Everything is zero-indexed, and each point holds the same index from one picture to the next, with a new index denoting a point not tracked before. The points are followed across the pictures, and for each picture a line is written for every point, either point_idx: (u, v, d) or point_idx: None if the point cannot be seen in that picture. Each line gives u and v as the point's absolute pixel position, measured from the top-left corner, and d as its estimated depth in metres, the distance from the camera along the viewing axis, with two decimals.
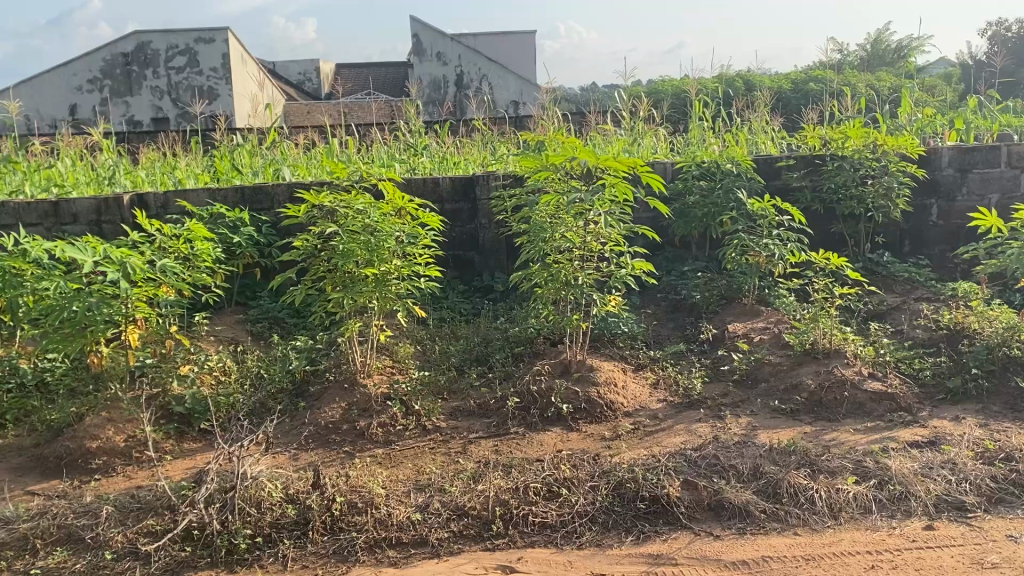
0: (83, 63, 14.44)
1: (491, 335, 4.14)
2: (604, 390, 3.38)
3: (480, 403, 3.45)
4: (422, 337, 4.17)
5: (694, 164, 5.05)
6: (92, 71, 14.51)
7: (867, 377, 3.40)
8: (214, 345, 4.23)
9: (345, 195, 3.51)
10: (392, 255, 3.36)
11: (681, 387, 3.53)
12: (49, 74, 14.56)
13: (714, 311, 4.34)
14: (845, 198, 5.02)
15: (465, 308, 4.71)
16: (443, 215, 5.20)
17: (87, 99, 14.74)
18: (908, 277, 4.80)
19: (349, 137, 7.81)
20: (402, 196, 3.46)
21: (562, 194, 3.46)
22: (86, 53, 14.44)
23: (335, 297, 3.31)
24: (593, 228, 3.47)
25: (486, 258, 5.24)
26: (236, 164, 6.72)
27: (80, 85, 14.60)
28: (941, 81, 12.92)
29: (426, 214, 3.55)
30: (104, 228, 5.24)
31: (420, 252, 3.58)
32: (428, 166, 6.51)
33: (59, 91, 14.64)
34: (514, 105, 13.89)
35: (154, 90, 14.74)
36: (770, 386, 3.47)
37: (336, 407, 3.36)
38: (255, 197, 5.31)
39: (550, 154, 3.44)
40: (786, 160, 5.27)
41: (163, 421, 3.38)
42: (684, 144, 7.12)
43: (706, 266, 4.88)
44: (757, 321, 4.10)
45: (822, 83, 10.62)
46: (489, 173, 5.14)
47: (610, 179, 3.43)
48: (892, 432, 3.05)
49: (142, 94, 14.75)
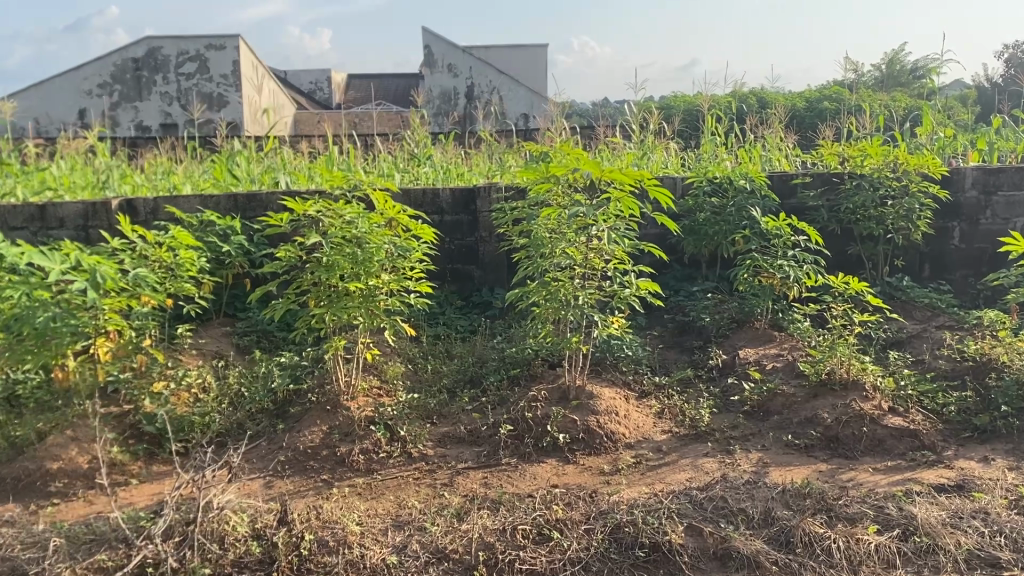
0: (94, 68, 14.34)
1: (487, 356, 3.93)
2: (605, 420, 3.15)
3: (471, 430, 3.23)
4: (415, 356, 3.96)
5: (705, 179, 4.85)
6: (102, 76, 14.44)
7: (888, 412, 3.17)
8: (197, 359, 4.03)
9: (332, 202, 3.30)
10: (381, 268, 3.14)
11: (687, 418, 3.30)
12: (59, 78, 14.49)
13: (724, 335, 4.11)
14: (862, 219, 4.81)
15: (462, 326, 4.51)
16: (442, 227, 4.99)
17: (97, 104, 14.68)
18: (928, 303, 4.56)
19: (351, 145, 7.62)
20: (394, 206, 3.24)
21: (563, 207, 3.24)
22: (96, 57, 14.37)
23: (317, 312, 3.09)
24: (596, 244, 3.25)
25: (486, 272, 5.03)
26: (234, 169, 6.52)
27: (90, 90, 14.51)
28: (957, 103, 12.66)
29: (419, 225, 3.33)
30: (91, 233, 5.03)
31: (412, 267, 3.36)
32: (431, 177, 6.32)
33: (69, 95, 14.58)
34: (523, 119, 13.71)
35: (164, 96, 14.64)
36: (782, 418, 3.24)
37: (316, 431, 3.14)
38: (249, 205, 5.11)
39: (552, 164, 3.22)
40: (801, 177, 5.05)
41: (132, 441, 3.16)
42: (695, 161, 6.90)
43: (716, 287, 4.65)
44: (769, 347, 3.88)
45: (835, 102, 10.40)
46: (491, 185, 4.92)
47: (616, 192, 3.21)
48: (915, 474, 2.82)
49: (152, 99, 14.65)
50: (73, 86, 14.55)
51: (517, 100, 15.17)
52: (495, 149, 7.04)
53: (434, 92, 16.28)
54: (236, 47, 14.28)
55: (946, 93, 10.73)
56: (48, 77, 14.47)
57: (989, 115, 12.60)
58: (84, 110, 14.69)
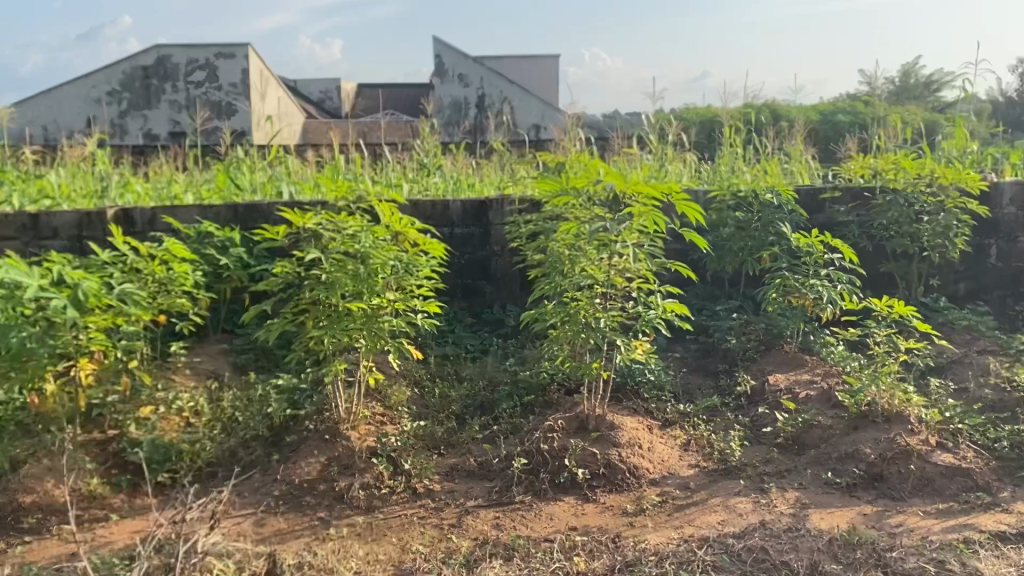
0: (103, 76, 14.29)
1: (499, 379, 3.67)
2: (627, 453, 2.90)
3: (481, 462, 2.97)
4: (422, 379, 3.72)
5: (729, 192, 4.61)
6: (111, 84, 14.33)
7: (936, 448, 2.90)
8: (191, 380, 3.79)
9: (334, 215, 3.07)
10: (386, 286, 2.90)
11: (716, 451, 3.04)
12: (69, 86, 14.38)
13: (752, 359, 3.85)
14: (896, 235, 4.55)
15: (472, 345, 4.27)
16: (453, 241, 4.75)
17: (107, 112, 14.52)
18: (968, 325, 4.29)
19: (358, 155, 7.39)
20: (402, 219, 2.99)
21: (583, 222, 2.99)
22: (107, 65, 14.27)
23: (314, 334, 2.84)
24: (618, 262, 3.00)
25: (498, 289, 4.78)
26: (237, 178, 6.28)
27: (99, 98, 14.41)
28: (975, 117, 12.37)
29: (428, 241, 3.09)
30: (86, 244, 4.79)
31: (419, 285, 3.10)
32: (440, 188, 6.09)
33: (79, 103, 14.47)
34: (538, 130, 13.52)
35: (172, 105, 14.41)
36: (820, 453, 2.97)
37: (313, 463, 2.90)
38: (250, 216, 4.89)
39: (572, 175, 2.97)
40: (830, 192, 4.78)
41: (115, 472, 2.92)
42: (715, 173, 6.63)
43: (741, 307, 4.40)
44: (801, 373, 3.61)
45: (854, 116, 10.11)
46: (504, 197, 4.69)
47: (640, 205, 2.95)
48: (972, 518, 2.55)
49: (161, 108, 14.43)
50: (83, 94, 14.42)
51: (527, 111, 14.93)
52: (506, 160, 6.78)
53: (445, 102, 16.12)
54: (246, 55, 14.07)
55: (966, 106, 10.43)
56: (58, 84, 14.37)
57: (1011, 129, 12.29)
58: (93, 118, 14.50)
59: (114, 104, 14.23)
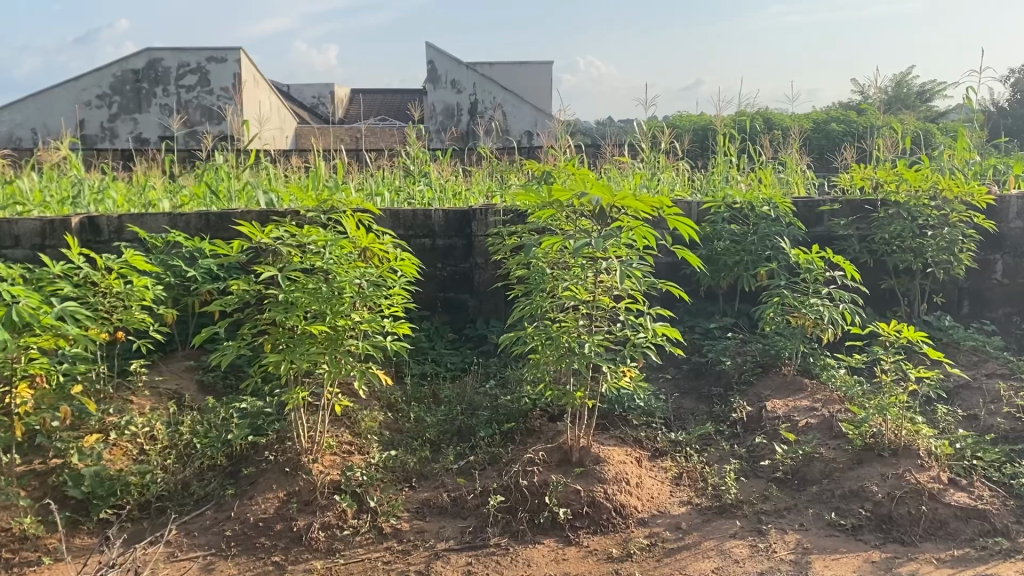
0: (93, 79, 13.93)
1: (478, 402, 3.43)
2: (613, 490, 2.66)
3: (455, 498, 2.73)
4: (396, 402, 3.48)
5: (724, 204, 4.39)
6: (101, 87, 14.01)
7: (948, 486, 2.67)
8: (150, 402, 3.54)
9: (297, 227, 2.83)
10: (351, 306, 2.65)
11: (710, 487, 2.81)
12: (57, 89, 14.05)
13: (748, 382, 3.61)
14: (898, 250, 4.33)
15: (452, 364, 4.04)
16: (434, 252, 4.52)
17: (95, 116, 14.24)
18: (975, 346, 4.06)
19: (341, 161, 7.14)
20: (370, 235, 2.76)
21: (567, 237, 2.75)
22: (95, 68, 13.96)
23: (271, 360, 2.59)
24: (605, 281, 2.75)
25: (480, 303, 4.55)
26: (213, 185, 6.03)
27: (88, 101, 14.10)
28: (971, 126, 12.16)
29: (400, 258, 2.86)
30: (48, 253, 4.52)
31: (389, 305, 2.87)
32: (424, 197, 5.85)
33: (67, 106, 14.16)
34: (528, 136, 13.28)
35: (163, 108, 14.18)
36: (822, 490, 2.74)
37: (271, 499, 2.66)
38: (222, 225, 4.64)
39: (555, 188, 2.74)
40: (830, 204, 4.55)
41: (53, 508, 2.68)
42: (708, 184, 6.39)
43: (735, 325, 4.17)
44: (800, 399, 3.39)
45: (849, 124, 9.91)
46: (488, 207, 4.45)
47: (629, 220, 2.72)
48: (990, 567, 2.32)
49: (151, 112, 14.19)
50: (72, 97, 14.09)
51: (520, 117, 14.69)
52: (493, 166, 6.54)
53: (438, 108, 15.88)
54: (237, 59, 13.83)
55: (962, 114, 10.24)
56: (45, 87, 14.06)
57: (1005, 138, 12.13)
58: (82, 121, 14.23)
59: (104, 108, 13.97)
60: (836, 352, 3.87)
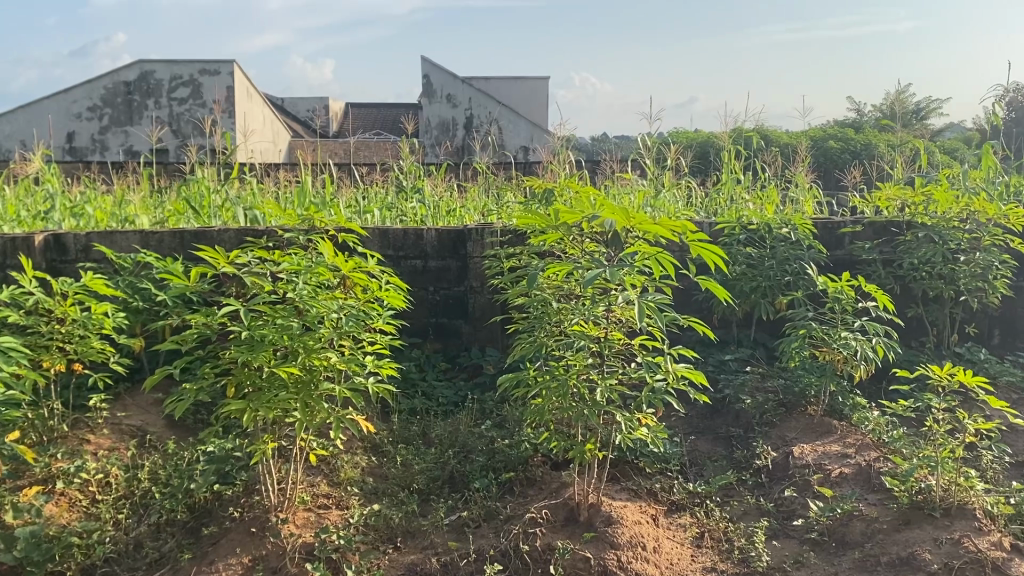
0: (84, 91, 13.64)
1: (472, 446, 3.09)
2: (628, 556, 2.31)
3: (445, 562, 2.38)
4: (382, 445, 3.17)
5: (739, 225, 4.07)
6: (92, 99, 13.71)
7: (1012, 553, 2.33)
8: (110, 442, 3.20)
9: (266, 252, 2.49)
10: (327, 345, 2.30)
11: (736, 550, 2.46)
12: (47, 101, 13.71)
13: (770, 423, 3.28)
14: (927, 276, 4.00)
15: (445, 398, 3.71)
16: (426, 275, 4.18)
17: (86, 128, 13.93)
18: (1014, 381, 3.73)
19: (329, 177, 6.80)
20: (351, 262, 2.42)
21: (575, 265, 2.41)
22: (86, 80, 13.67)
23: (232, 407, 2.24)
24: (618, 316, 2.41)
25: (476, 330, 4.20)
26: (194, 201, 5.68)
27: (79, 113, 13.81)
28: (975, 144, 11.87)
29: (385, 288, 2.52)
30: (9, 273, 4.16)
31: (371, 341, 2.52)
32: (417, 214, 5.50)
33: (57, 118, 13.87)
34: (526, 152, 12.96)
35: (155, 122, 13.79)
36: (867, 553, 2.38)
37: (234, 565, 2.32)
38: (197, 243, 4.29)
39: (561, 208, 2.39)
40: (852, 225, 4.23)
41: None
42: (712, 206, 6.06)
43: (752, 356, 3.84)
44: (830, 443, 3.07)
45: (847, 142, 9.62)
46: (484, 226, 4.14)
47: (646, 246, 2.37)
48: None
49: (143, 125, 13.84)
50: (62, 109, 13.79)
51: (517, 132, 14.37)
52: (489, 182, 6.18)
53: (433, 122, 15.59)
54: (230, 72, 13.40)
55: (963, 131, 9.97)
56: (35, 99, 13.75)
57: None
58: (73, 133, 13.95)
59: (94, 121, 13.69)
60: (870, 394, 3.54)
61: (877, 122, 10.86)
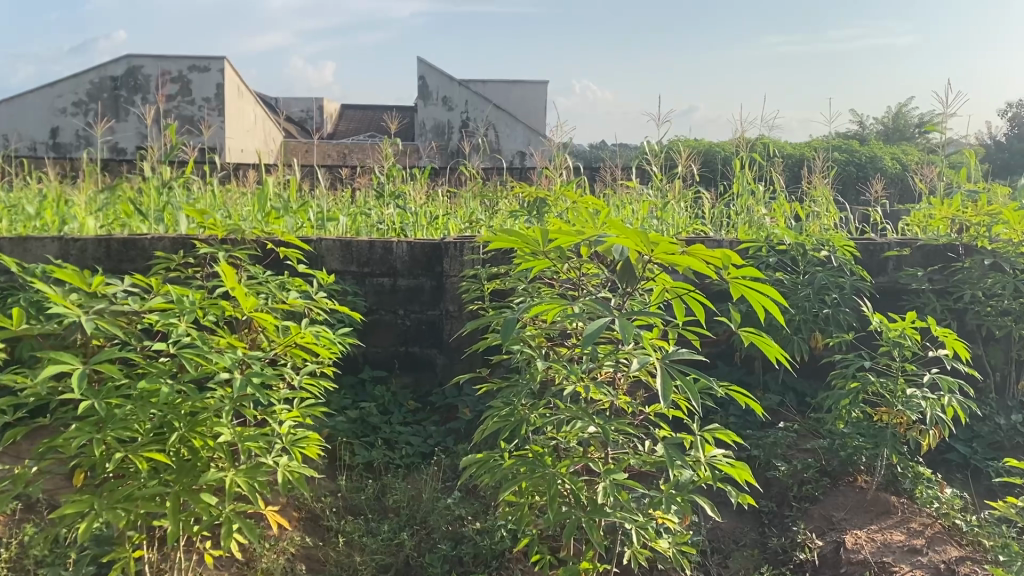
0: (68, 85, 12.90)
1: (433, 523, 2.42)
2: None
3: None
4: (322, 519, 2.49)
5: (770, 247, 3.39)
6: (77, 94, 12.96)
7: None
8: None
9: (138, 280, 1.79)
10: (216, 416, 1.63)
11: None
12: (33, 94, 12.96)
13: (811, 497, 2.60)
14: (992, 312, 3.34)
15: (407, 448, 3.02)
16: (395, 296, 3.50)
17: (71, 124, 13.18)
18: None
19: (301, 178, 6.09)
20: (254, 299, 1.76)
21: (569, 305, 1.72)
22: (73, 75, 12.94)
23: (71, 508, 1.55)
24: (626, 376, 1.73)
25: (451, 361, 3.45)
26: (140, 201, 4.96)
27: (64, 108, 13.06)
28: (986, 162, 11.25)
29: (305, 333, 1.84)
30: None
31: (285, 404, 1.85)
32: (394, 221, 4.80)
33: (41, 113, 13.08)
34: (522, 157, 12.24)
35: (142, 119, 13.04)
36: None
37: None
38: (123, 253, 3.58)
39: (555, 227, 1.71)
40: (897, 249, 3.57)
41: None
42: (722, 219, 5.35)
43: (784, 405, 3.17)
44: (891, 530, 2.41)
45: (857, 153, 8.93)
46: (464, 240, 3.41)
47: (668, 279, 1.70)
48: None
49: (129, 122, 13.10)
50: (47, 103, 13.04)
51: (513, 136, 13.71)
52: (477, 187, 5.47)
53: (426, 125, 14.86)
54: (221, 69, 12.66)
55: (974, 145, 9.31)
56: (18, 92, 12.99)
57: (1004, 176, 11.28)
58: (57, 129, 13.16)
59: (80, 116, 12.95)
60: (947, 477, 2.93)
61: (882, 135, 10.19)
